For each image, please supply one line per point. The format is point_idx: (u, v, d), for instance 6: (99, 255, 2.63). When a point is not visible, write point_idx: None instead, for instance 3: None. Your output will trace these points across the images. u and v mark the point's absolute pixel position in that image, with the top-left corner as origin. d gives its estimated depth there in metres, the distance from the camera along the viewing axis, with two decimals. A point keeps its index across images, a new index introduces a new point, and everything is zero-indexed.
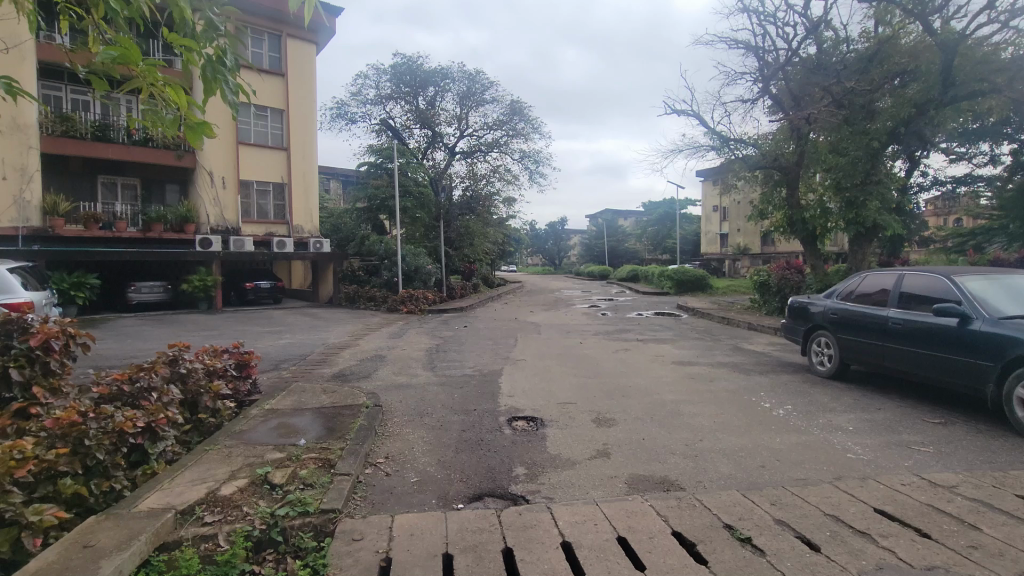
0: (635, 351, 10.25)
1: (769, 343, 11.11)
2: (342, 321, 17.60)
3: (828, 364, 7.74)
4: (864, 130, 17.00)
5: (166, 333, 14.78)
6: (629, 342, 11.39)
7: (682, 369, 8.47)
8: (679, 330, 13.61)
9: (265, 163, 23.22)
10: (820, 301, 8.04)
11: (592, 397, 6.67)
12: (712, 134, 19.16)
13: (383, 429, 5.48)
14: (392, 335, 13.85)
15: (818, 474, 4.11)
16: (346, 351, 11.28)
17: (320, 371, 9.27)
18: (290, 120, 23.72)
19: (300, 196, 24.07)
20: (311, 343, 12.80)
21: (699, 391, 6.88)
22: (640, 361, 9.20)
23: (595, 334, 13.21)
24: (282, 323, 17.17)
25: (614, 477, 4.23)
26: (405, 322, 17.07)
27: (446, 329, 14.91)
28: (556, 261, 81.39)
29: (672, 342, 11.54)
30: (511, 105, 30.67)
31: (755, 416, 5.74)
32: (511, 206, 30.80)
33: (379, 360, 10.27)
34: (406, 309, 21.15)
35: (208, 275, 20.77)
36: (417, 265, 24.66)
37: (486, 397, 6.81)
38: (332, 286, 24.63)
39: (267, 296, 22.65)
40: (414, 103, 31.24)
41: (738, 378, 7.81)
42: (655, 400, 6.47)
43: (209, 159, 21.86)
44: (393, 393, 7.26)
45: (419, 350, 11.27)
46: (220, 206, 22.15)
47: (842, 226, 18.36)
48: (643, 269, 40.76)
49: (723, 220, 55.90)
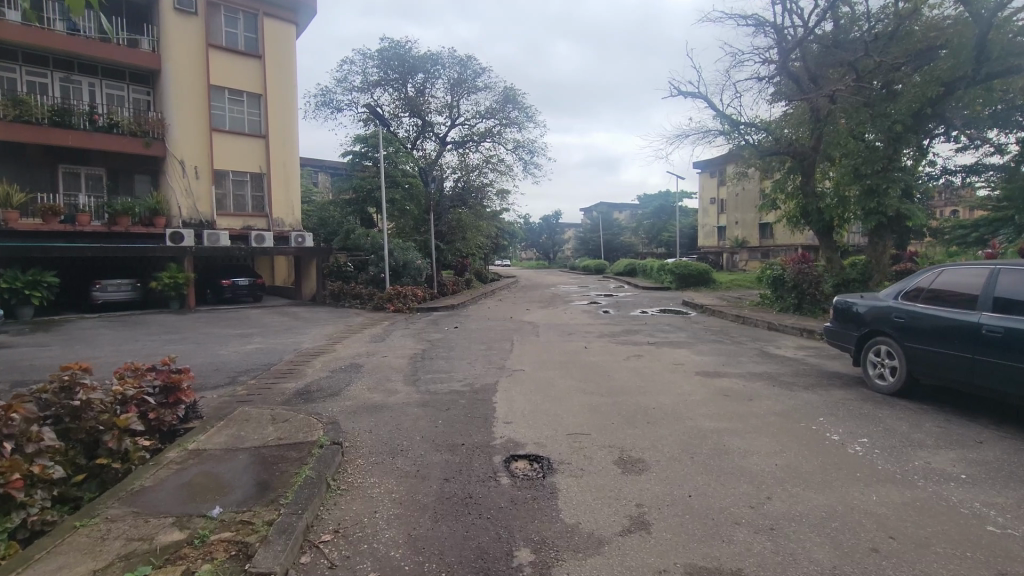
0: (649, 359, 8.89)
1: (798, 347, 9.81)
2: (321, 322, 16.19)
3: (890, 378, 6.41)
4: (885, 113, 15.63)
5: (122, 336, 13.30)
6: (640, 347, 10.06)
7: (710, 383, 7.14)
8: (692, 332, 12.28)
9: (242, 152, 21.68)
10: (876, 301, 6.69)
11: (609, 426, 5.33)
12: (722, 117, 17.77)
13: (338, 482, 4.11)
14: (373, 338, 12.46)
15: (967, 570, 2.79)
16: (319, 360, 9.87)
17: (282, 386, 7.86)
18: (269, 106, 22.20)
19: (280, 187, 22.56)
20: (281, 348, 11.35)
21: (741, 416, 5.56)
22: (658, 372, 7.85)
23: (600, 335, 11.86)
24: (256, 324, 15.73)
25: (662, 572, 2.89)
26: (391, 323, 15.72)
27: (434, 331, 13.51)
28: (550, 255, 80.17)
29: (687, 347, 10.21)
30: (505, 92, 29.21)
31: (827, 455, 4.42)
32: (504, 198, 29.36)
33: (354, 370, 8.89)
34: (393, 308, 19.73)
35: (180, 272, 19.31)
36: (406, 259, 23.25)
37: (478, 426, 5.46)
38: (316, 283, 23.08)
39: (245, 293, 21.19)
40: (402, 90, 29.72)
41: (782, 395, 6.49)
42: (690, 430, 5.13)
43: (180, 147, 20.35)
44: (361, 420, 5.89)
45: (402, 357, 9.90)
46: (192, 197, 20.65)
47: (860, 216, 16.74)
48: (640, 264, 39.47)
49: (721, 213, 54.59)
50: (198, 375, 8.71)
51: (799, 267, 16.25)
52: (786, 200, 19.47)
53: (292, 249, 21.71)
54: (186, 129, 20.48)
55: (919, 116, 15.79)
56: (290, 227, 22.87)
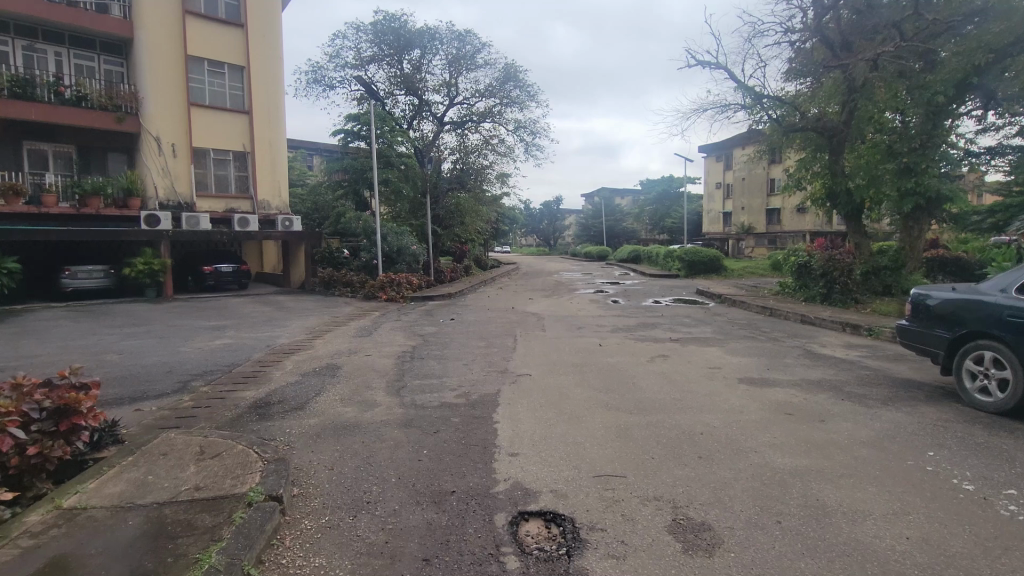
0: (679, 361, 7.54)
1: (847, 346, 8.46)
2: (306, 312, 14.86)
3: (997, 394, 5.08)
4: (922, 84, 14.09)
5: (80, 329, 11.91)
6: (664, 345, 8.72)
7: (763, 395, 5.77)
8: (717, 325, 10.91)
9: (223, 129, 20.23)
10: (978, 295, 5.33)
11: (650, 463, 4.00)
12: (745, 90, 16.24)
13: (264, 569, 2.77)
14: (358, 332, 11.09)
15: None
16: (292, 359, 8.51)
17: (239, 395, 6.50)
18: (252, 80, 20.69)
19: (265, 167, 21.10)
20: (254, 344, 10.00)
21: (823, 448, 4.21)
22: (694, 379, 6.50)
23: (614, 330, 10.49)
24: (234, 315, 14.38)
25: None
26: (382, 314, 14.34)
27: (427, 324, 12.15)
28: (551, 242, 78.64)
29: (717, 345, 8.85)
30: (505, 70, 27.66)
31: (973, 519, 3.09)
32: (505, 182, 27.89)
33: (330, 374, 7.53)
34: (385, 296, 18.35)
35: (156, 257, 17.94)
36: (400, 244, 21.87)
37: (476, 464, 4.13)
38: (305, 270, 21.80)
39: (229, 281, 19.82)
40: (397, 66, 28.12)
41: (859, 412, 5.15)
42: (760, 472, 3.80)
43: (155, 122, 18.88)
44: (324, 449, 4.54)
45: (388, 357, 8.55)
46: (169, 176, 19.20)
47: (893, 199, 15.34)
48: (645, 250, 38.23)
49: (727, 198, 52.98)
50: (146, 380, 7.35)
51: (829, 254, 14.95)
52: (810, 181, 18.02)
53: (278, 234, 20.32)
54: (162, 103, 18.99)
55: (961, 86, 14.21)
56: (277, 210, 21.47)
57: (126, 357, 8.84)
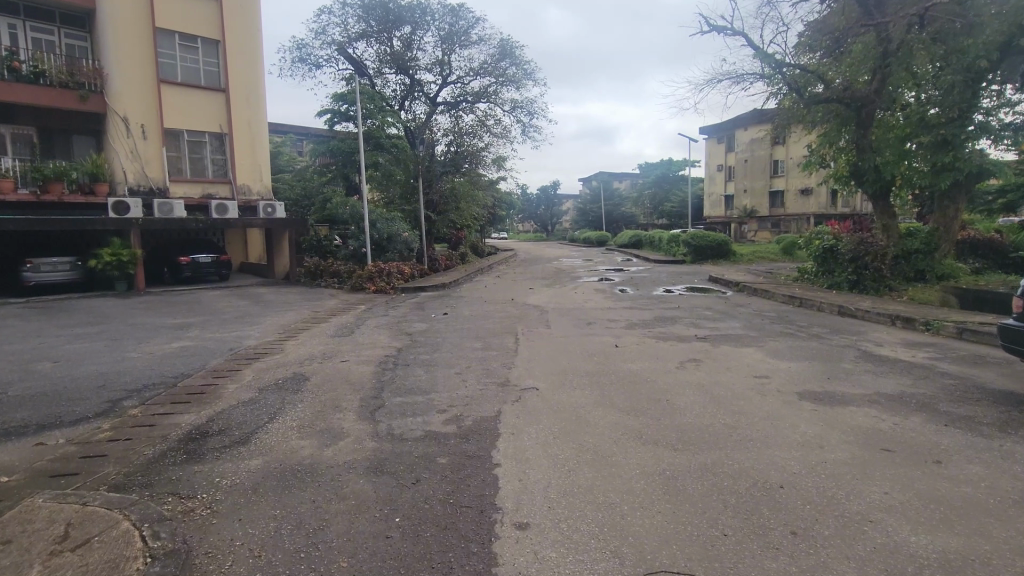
0: (716, 368, 6.26)
1: (908, 347, 7.17)
2: (286, 307, 13.53)
3: None
4: (962, 48, 12.70)
5: (26, 330, 10.54)
6: (692, 347, 7.43)
7: (840, 420, 4.48)
8: (745, 319, 9.62)
9: (198, 108, 18.77)
10: None
11: (725, 547, 2.73)
12: (765, 58, 14.81)
13: None
14: (338, 332, 9.75)
15: None
16: (253, 367, 7.19)
17: (173, 420, 5.17)
18: (228, 55, 19.18)
19: (244, 150, 19.66)
20: (215, 348, 8.64)
21: (965, 515, 2.97)
22: (743, 396, 5.19)
23: (630, 326, 9.18)
24: (206, 310, 13.03)
25: None
26: (368, 308, 13.03)
27: (417, 320, 10.82)
28: (548, 228, 77.11)
29: (753, 344, 7.56)
30: (501, 46, 26.10)
31: None
32: (501, 166, 26.45)
33: (294, 387, 6.21)
34: (373, 287, 16.97)
35: (125, 247, 16.57)
36: (390, 232, 20.71)
37: (470, 546, 2.87)
38: (289, 259, 20.30)
39: (208, 272, 18.47)
40: (387, 43, 26.54)
41: (983, 447, 3.84)
42: (897, 567, 2.53)
43: (122, 101, 17.40)
44: (259, 517, 3.26)
45: (367, 364, 7.23)
46: (139, 160, 17.73)
47: (927, 175, 14.01)
48: (647, 236, 36.83)
49: (728, 181, 51.38)
50: (68, 398, 6.01)
51: (860, 237, 13.47)
52: (833, 159, 16.65)
53: (260, 221, 18.98)
54: (129, 80, 17.49)
55: (1005, 50, 12.82)
56: (258, 195, 20.06)
57: (58, 366, 7.46)
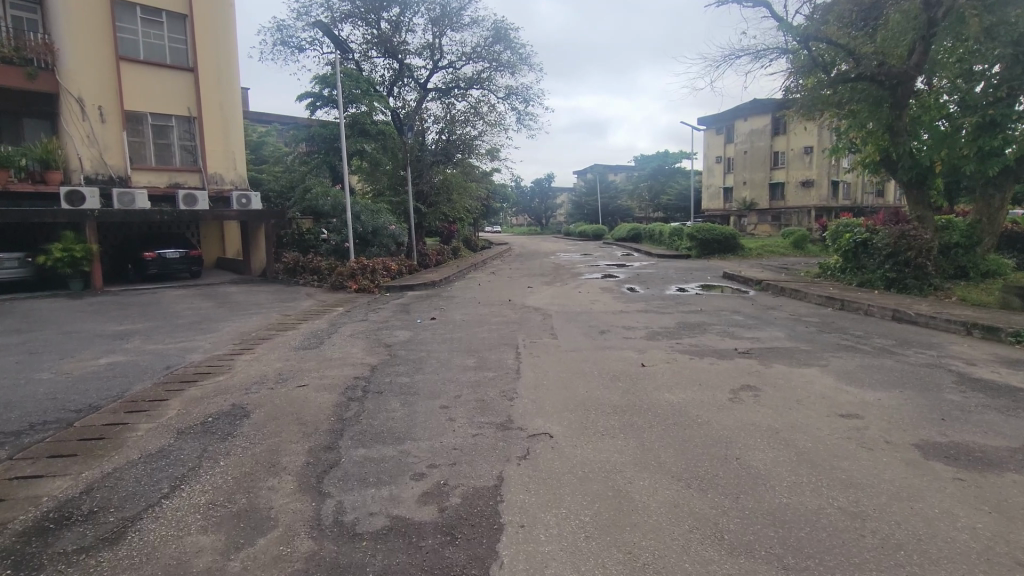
0: (783, 402, 4.74)
1: (1012, 368, 5.69)
2: (254, 309, 11.93)
3: None
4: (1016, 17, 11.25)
5: None
6: (741, 368, 5.90)
7: (1011, 502, 2.99)
8: (787, 327, 8.14)
9: (163, 89, 17.10)
10: None
11: None
12: (789, 29, 13.29)
13: None
14: (305, 343, 8.17)
15: None
16: (183, 397, 5.59)
17: (35, 489, 3.61)
18: (196, 30, 17.46)
19: (215, 135, 17.99)
20: (150, 365, 7.03)
21: None
22: (843, 452, 3.68)
23: (652, 336, 7.66)
24: (160, 314, 11.40)
25: None
26: (346, 311, 11.46)
27: (399, 327, 9.25)
28: (543, 221, 75.47)
29: (814, 363, 6.03)
30: (495, 29, 24.44)
31: None
32: (495, 157, 24.86)
33: (226, 429, 4.64)
34: (355, 284, 15.40)
35: (78, 242, 14.89)
36: (375, 224, 19.18)
37: None
38: (266, 254, 18.64)
39: (177, 268, 16.83)
40: (374, 25, 24.82)
41: None
42: None
43: (77, 80, 15.73)
44: None
45: (330, 391, 5.66)
46: (96, 146, 16.05)
47: (970, 160, 12.59)
48: (646, 229, 35.39)
49: (728, 172, 49.67)
50: None
51: (900, 229, 11.99)
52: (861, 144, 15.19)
53: (234, 213, 17.38)
54: (84, 57, 15.80)
55: None
56: (231, 185, 18.43)
57: None
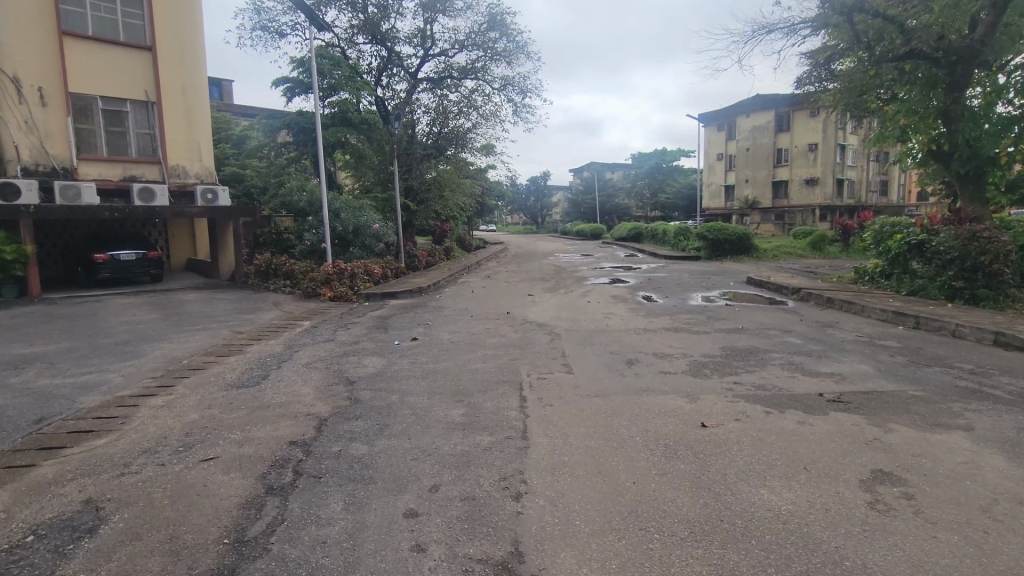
0: (964, 517, 2.88)
1: None
2: (201, 324, 9.95)
3: None
4: None
5: None
6: (851, 433, 4.02)
7: None
8: (869, 357, 6.29)
9: (116, 70, 15.17)
10: None
11: None
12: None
13: None
14: (242, 378, 6.22)
15: None
16: (22, 484, 3.68)
17: None
18: (154, 4, 15.48)
19: (177, 123, 16.04)
20: (16, 416, 5.09)
21: None
22: None
23: (701, 372, 5.76)
24: (86, 331, 9.41)
25: None
26: (312, 327, 9.52)
27: (370, 352, 7.34)
28: (538, 221, 73.51)
29: (951, 425, 4.17)
30: (491, 15, 22.51)
31: None
32: (490, 151, 22.98)
33: (38, 570, 2.74)
34: (330, 291, 13.48)
35: (10, 242, 12.94)
36: (356, 223, 17.32)
37: None
38: (235, 255, 16.70)
39: (132, 271, 14.88)
40: (360, 9, 22.86)
41: None
42: None
43: (11, 57, 13.79)
44: None
45: (244, 474, 3.74)
46: (35, 132, 14.12)
47: None
48: (648, 229, 33.49)
49: (730, 170, 47.35)
50: None
51: (970, 228, 10.14)
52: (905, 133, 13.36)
53: (197, 209, 15.42)
54: (20, 31, 13.84)
55: None
56: (196, 179, 16.48)
57: None
